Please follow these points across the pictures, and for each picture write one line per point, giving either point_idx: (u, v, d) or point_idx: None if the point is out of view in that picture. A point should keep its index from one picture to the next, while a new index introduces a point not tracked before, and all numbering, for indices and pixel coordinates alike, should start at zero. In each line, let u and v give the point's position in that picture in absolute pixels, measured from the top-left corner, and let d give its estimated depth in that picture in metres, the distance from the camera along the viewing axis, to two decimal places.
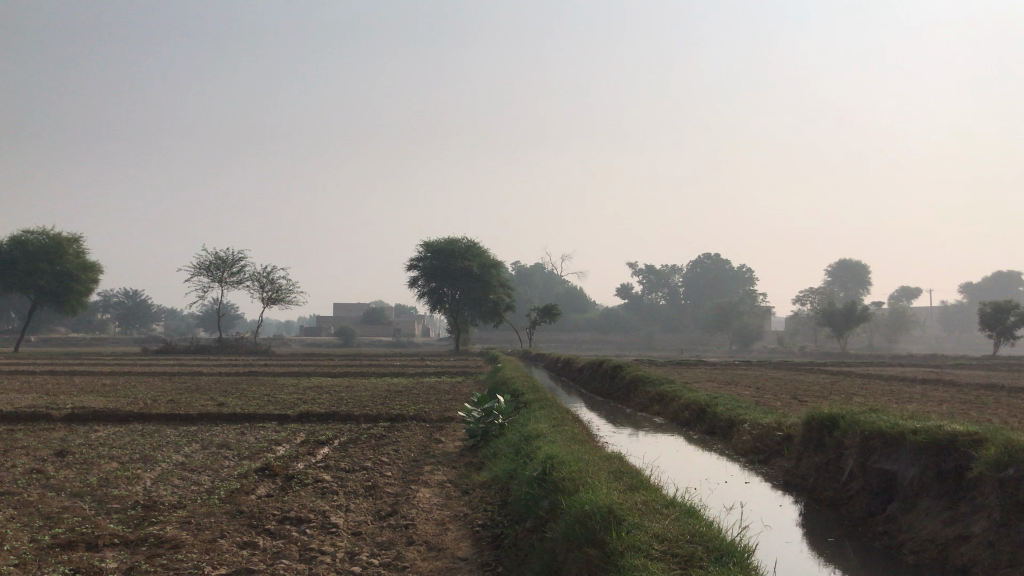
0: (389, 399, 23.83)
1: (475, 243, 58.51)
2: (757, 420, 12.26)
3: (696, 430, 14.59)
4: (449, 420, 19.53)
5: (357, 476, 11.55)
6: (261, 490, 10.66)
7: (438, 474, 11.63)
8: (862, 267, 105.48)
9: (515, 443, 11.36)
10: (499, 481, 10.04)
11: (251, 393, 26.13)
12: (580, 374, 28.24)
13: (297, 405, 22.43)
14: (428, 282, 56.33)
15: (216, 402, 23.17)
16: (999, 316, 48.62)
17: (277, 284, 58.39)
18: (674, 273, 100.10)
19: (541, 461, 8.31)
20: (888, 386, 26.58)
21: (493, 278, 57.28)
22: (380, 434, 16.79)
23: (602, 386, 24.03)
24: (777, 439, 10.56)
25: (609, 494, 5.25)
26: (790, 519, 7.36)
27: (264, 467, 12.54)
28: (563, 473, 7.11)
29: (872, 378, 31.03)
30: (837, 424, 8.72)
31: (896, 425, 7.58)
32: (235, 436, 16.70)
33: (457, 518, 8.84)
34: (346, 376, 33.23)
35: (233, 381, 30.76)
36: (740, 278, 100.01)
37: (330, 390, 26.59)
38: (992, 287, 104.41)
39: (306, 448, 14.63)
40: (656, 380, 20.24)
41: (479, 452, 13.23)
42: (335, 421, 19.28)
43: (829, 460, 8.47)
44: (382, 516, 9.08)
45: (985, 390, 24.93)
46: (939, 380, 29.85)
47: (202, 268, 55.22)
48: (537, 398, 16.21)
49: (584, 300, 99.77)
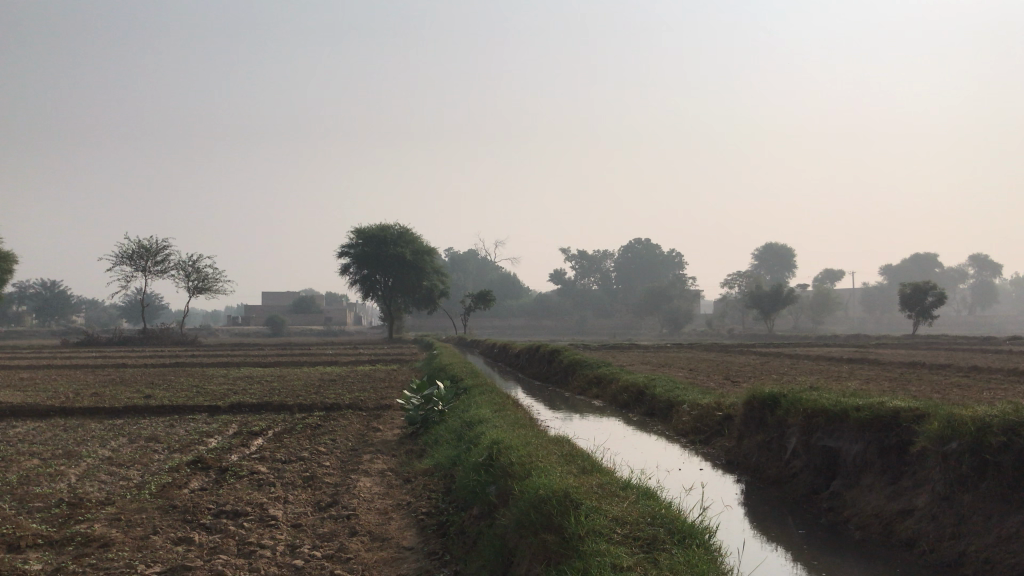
0: (323, 388, 23.40)
1: (407, 229, 57.86)
2: (695, 401, 12.33)
3: (635, 412, 14.63)
4: (385, 408, 19.24)
5: (295, 467, 11.25)
6: (194, 484, 10.29)
7: (378, 463, 11.40)
8: (787, 251, 107.91)
9: (457, 429, 11.21)
10: (442, 468, 9.87)
11: (179, 384, 25.34)
12: (516, 359, 28.16)
13: (229, 396, 21.83)
14: (360, 269, 55.54)
15: (142, 395, 22.41)
16: (918, 296, 50.21)
17: (204, 273, 56.94)
18: (606, 258, 100.91)
19: (487, 447, 8.17)
20: (817, 365, 27.20)
21: (426, 264, 56.78)
22: (317, 423, 16.45)
23: (539, 370, 23.97)
24: (717, 420, 10.62)
25: (562, 478, 5.15)
26: (737, 499, 7.38)
27: (197, 459, 12.15)
28: (511, 458, 6.99)
29: (801, 359, 31.71)
30: (778, 402, 8.79)
31: (838, 402, 7.66)
32: (164, 429, 16.13)
33: (400, 508, 8.65)
34: (278, 365, 32.53)
35: (160, 372, 29.81)
36: (670, 263, 101.40)
37: (261, 380, 25.97)
38: (910, 269, 107.92)
39: (239, 440, 14.24)
40: (593, 363, 20.26)
41: (419, 439, 13.04)
42: (268, 412, 18.82)
43: (771, 439, 8.53)
44: (322, 507, 8.83)
45: (908, 367, 25.70)
46: (864, 358, 30.66)
47: (125, 257, 53.47)
48: (477, 384, 16.05)
49: (518, 285, 99.90)
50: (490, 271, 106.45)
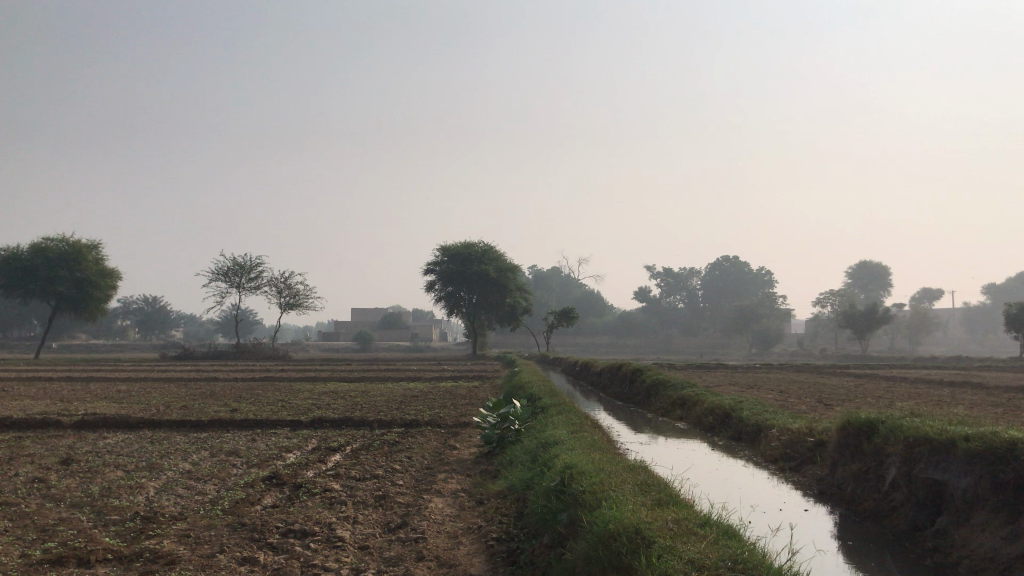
0: (403, 403, 23.35)
1: (491, 246, 57.95)
2: (785, 425, 11.68)
3: (721, 436, 14.02)
4: (464, 425, 19.05)
5: (367, 485, 11.07)
6: (266, 501, 10.19)
7: (452, 483, 11.11)
8: (881, 269, 104.18)
9: (532, 450, 10.85)
10: (514, 491, 9.51)
11: (266, 398, 25.68)
12: (598, 378, 27.68)
13: (310, 410, 21.98)
14: (445, 287, 55.87)
15: (229, 408, 22.73)
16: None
17: (295, 289, 58.18)
18: (693, 276, 99.20)
19: (560, 470, 7.80)
20: (915, 389, 25.83)
21: (511, 282, 56.71)
22: (394, 440, 16.33)
23: (621, 390, 23.41)
24: (808, 445, 9.99)
25: (634, 510, 4.72)
26: (830, 537, 6.78)
27: (272, 475, 12.08)
28: (582, 485, 6.60)
29: (897, 382, 30.22)
30: (877, 429, 8.13)
31: (944, 430, 6.99)
32: (245, 443, 16.24)
33: (470, 531, 8.32)
34: (362, 381, 32.71)
35: (248, 386, 30.39)
36: (759, 281, 99.03)
37: (344, 395, 26.06)
38: (1015, 288, 102.71)
39: (317, 455, 14.20)
40: (677, 383, 19.64)
41: (494, 459, 12.73)
42: (347, 427, 18.85)
43: (868, 469, 7.87)
44: (391, 528, 8.58)
45: (1015, 392, 24.14)
46: (965, 382, 29.06)
47: (220, 274, 55.06)
48: (555, 403, 15.67)
49: (602, 303, 99.07)
50: (574, 289, 105.90)
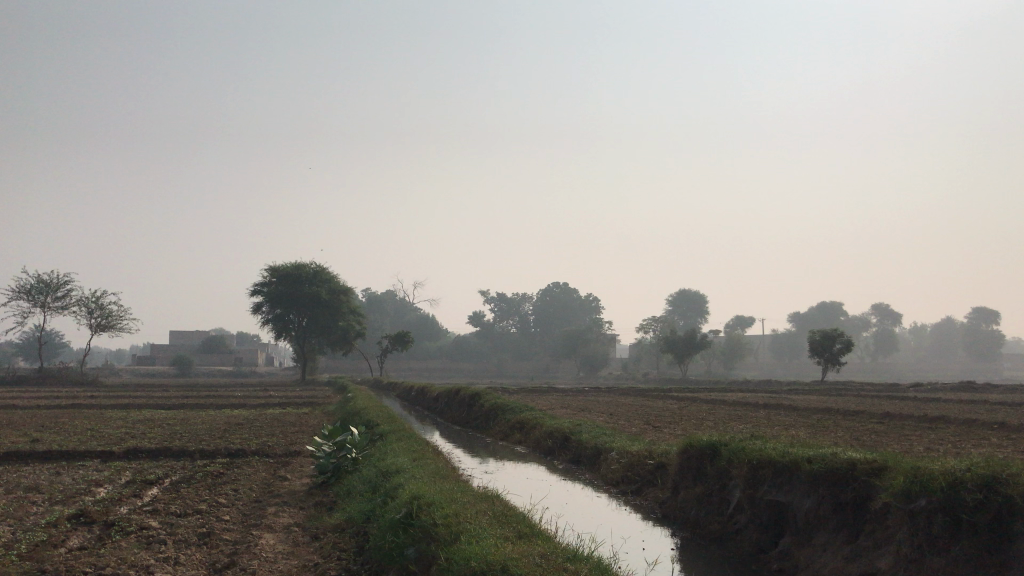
0: (229, 432, 22.04)
1: (323, 268, 56.35)
2: (624, 447, 11.78)
3: (559, 459, 14.02)
4: (296, 454, 18.18)
5: (190, 521, 10.17)
6: (72, 542, 9.13)
7: (284, 517, 10.41)
8: (699, 297, 110.01)
9: (372, 479, 10.36)
10: (355, 524, 9.01)
11: (74, 427, 23.57)
12: (434, 403, 27.32)
13: (125, 440, 20.31)
14: (273, 309, 53.72)
15: (30, 439, 20.62)
16: (826, 343, 51.20)
17: (108, 309, 54.31)
18: (525, 302, 100.78)
19: (406, 501, 7.40)
20: (734, 411, 27.14)
21: (342, 304, 55.44)
22: (220, 471, 15.29)
23: (458, 415, 23.17)
24: (649, 467, 10.06)
25: (496, 546, 4.42)
26: (678, 561, 6.76)
27: (78, 513, 10.89)
28: (433, 517, 6.25)
29: (718, 404, 31.67)
30: (719, 451, 8.26)
31: (786, 452, 7.16)
32: (48, 477, 14.71)
33: (306, 570, 7.76)
34: (181, 408, 30.66)
35: (53, 414, 27.84)
36: (587, 307, 102.04)
37: (161, 424, 24.30)
38: (816, 317, 111.15)
39: (131, 490, 12.99)
40: (516, 407, 19.59)
41: (330, 490, 12.13)
42: (167, 458, 17.53)
43: (711, 491, 7.97)
44: (218, 569, 7.84)
45: (823, 413, 25.79)
46: (779, 404, 30.81)
47: (22, 292, 50.54)
48: (394, 429, 15.23)
49: (436, 327, 98.79)
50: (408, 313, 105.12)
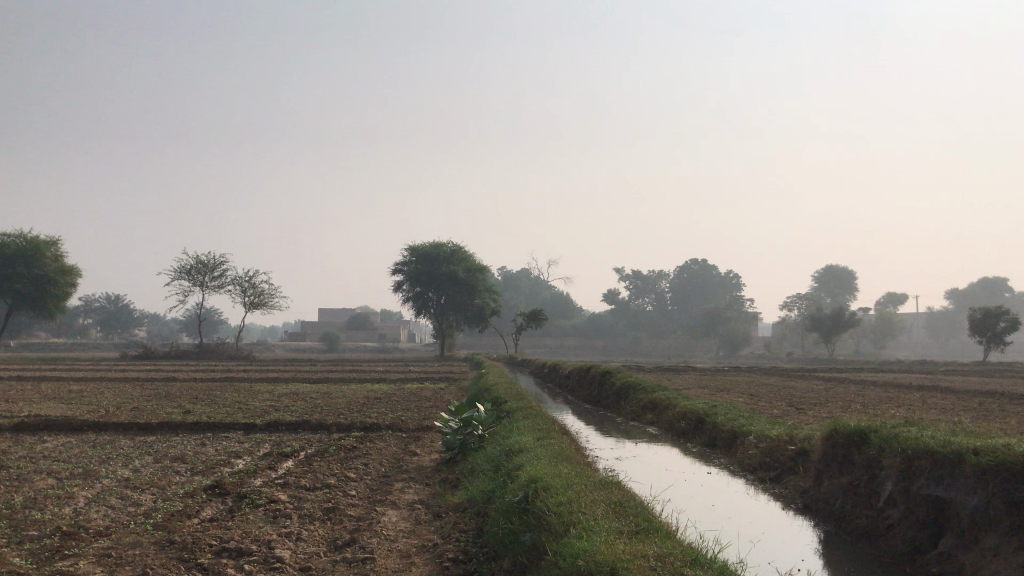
0: (366, 406, 22.46)
1: (460, 247, 56.98)
2: (763, 431, 11.01)
3: (694, 442, 13.38)
4: (428, 430, 18.27)
5: (317, 496, 10.21)
6: (204, 513, 9.28)
7: (408, 493, 10.30)
8: (847, 273, 104.81)
9: (495, 458, 10.13)
10: (475, 505, 8.78)
11: (224, 400, 24.60)
12: (566, 380, 27.06)
13: (268, 413, 20.98)
14: (413, 287, 54.85)
15: (183, 411, 21.63)
16: (988, 321, 47.44)
17: (259, 288, 56.88)
18: (662, 279, 98.88)
19: (523, 484, 7.05)
20: (885, 392, 25.47)
21: (479, 282, 56.00)
22: (352, 445, 15.49)
23: (590, 393, 22.78)
24: (789, 455, 9.31)
25: (608, 543, 3.97)
26: (817, 562, 6.10)
27: (215, 484, 11.16)
28: (549, 503, 5.86)
29: (866, 385, 29.94)
30: (868, 439, 7.48)
31: (947, 442, 6.35)
32: (194, 448, 15.27)
33: (424, 550, 7.55)
34: (324, 382, 31.64)
35: (208, 387, 29.22)
36: (726, 284, 99.17)
37: (303, 397, 25.04)
38: (977, 293, 103.75)
39: (267, 462, 13.29)
40: (648, 386, 18.99)
41: (455, 467, 11.99)
42: (304, 431, 17.99)
43: (858, 482, 7.23)
44: (337, 546, 7.75)
45: (986, 397, 23.72)
46: (935, 386, 28.69)
47: (183, 272, 53.62)
48: (521, 407, 14.97)
49: (571, 305, 98.52)
50: (543, 290, 105.33)
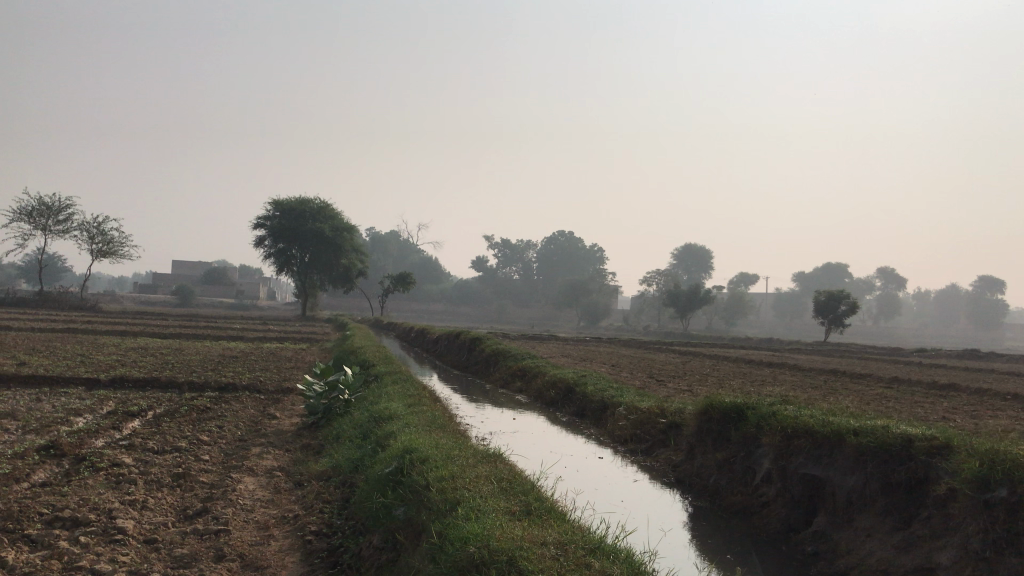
0: (222, 365, 21.37)
1: (327, 204, 55.34)
2: (633, 403, 11.01)
3: (564, 411, 13.30)
4: (289, 391, 17.53)
5: (166, 461, 9.41)
6: (36, 477, 8.39)
7: (268, 460, 9.68)
8: (705, 251, 108.90)
9: (363, 424, 9.64)
10: (341, 473, 8.30)
11: (65, 352, 22.92)
12: (434, 345, 26.75)
13: (114, 368, 19.63)
14: (276, 243, 52.71)
15: (17, 362, 19.94)
16: (831, 304, 50.16)
17: (110, 236, 53.51)
18: (529, 249, 99.72)
19: (398, 454, 6.64)
20: (739, 368, 26.53)
21: (346, 242, 54.62)
22: (206, 405, 14.59)
23: (458, 359, 22.53)
24: (660, 427, 9.31)
25: (505, 536, 3.67)
26: (686, 536, 6.04)
27: (49, 444, 10.15)
28: (428, 476, 5.51)
29: (720, 359, 31.10)
30: (745, 417, 7.48)
31: (826, 422, 6.38)
32: (27, 404, 13.99)
33: (284, 522, 7.03)
34: (177, 337, 30.02)
35: (48, 338, 27.22)
36: (591, 257, 101.16)
37: (153, 353, 23.57)
38: (820, 278, 110.12)
39: (110, 421, 12.28)
40: (518, 354, 18.89)
41: (319, 432, 11.42)
42: (153, 388, 16.90)
43: (733, 459, 7.23)
44: (188, 516, 7.12)
45: (831, 375, 25.03)
46: (782, 363, 30.07)
47: (23, 214, 49.65)
48: (389, 371, 14.51)
49: (439, 271, 98.06)
50: (411, 254, 104.33)
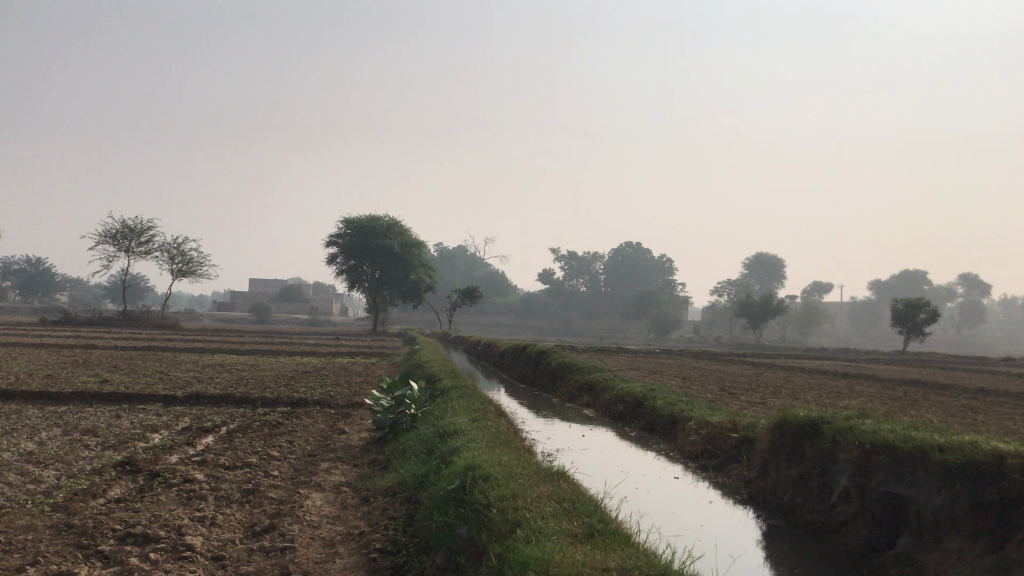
0: (294, 380, 21.68)
1: (396, 220, 56.04)
2: (703, 417, 10.72)
3: (632, 426, 13.04)
4: (358, 406, 17.66)
5: (236, 476, 9.52)
6: (112, 494, 8.57)
7: (335, 475, 9.72)
8: (778, 260, 106.78)
9: (429, 440, 9.60)
10: (406, 490, 8.26)
11: (145, 369, 23.56)
12: (500, 359, 26.71)
13: (190, 384, 20.07)
14: (347, 260, 53.57)
15: (99, 380, 20.55)
16: (911, 312, 48.52)
17: (188, 256, 55.08)
18: (597, 261, 99.24)
19: (461, 471, 6.55)
20: (815, 379, 25.79)
21: (415, 257, 55.14)
22: (277, 421, 14.78)
23: (525, 372, 22.43)
24: (732, 442, 9.03)
25: (564, 562, 3.54)
26: (758, 559, 5.80)
27: (126, 460, 10.38)
28: (490, 494, 5.40)
29: (794, 371, 30.33)
30: (821, 432, 7.18)
31: (909, 438, 6.07)
32: (107, 420, 14.37)
33: (350, 539, 7.00)
34: (251, 354, 30.62)
35: (129, 355, 28.04)
36: (660, 268, 100.13)
37: (228, 369, 24.06)
38: (899, 285, 106.86)
39: (185, 437, 12.53)
40: (585, 367, 18.67)
41: (386, 448, 11.43)
42: (227, 404, 17.20)
43: (810, 475, 6.94)
44: (255, 533, 7.16)
45: (911, 386, 24.14)
46: (860, 374, 29.15)
47: (107, 236, 51.46)
48: (456, 386, 14.47)
49: (507, 285, 98.29)
50: (479, 268, 104.85)
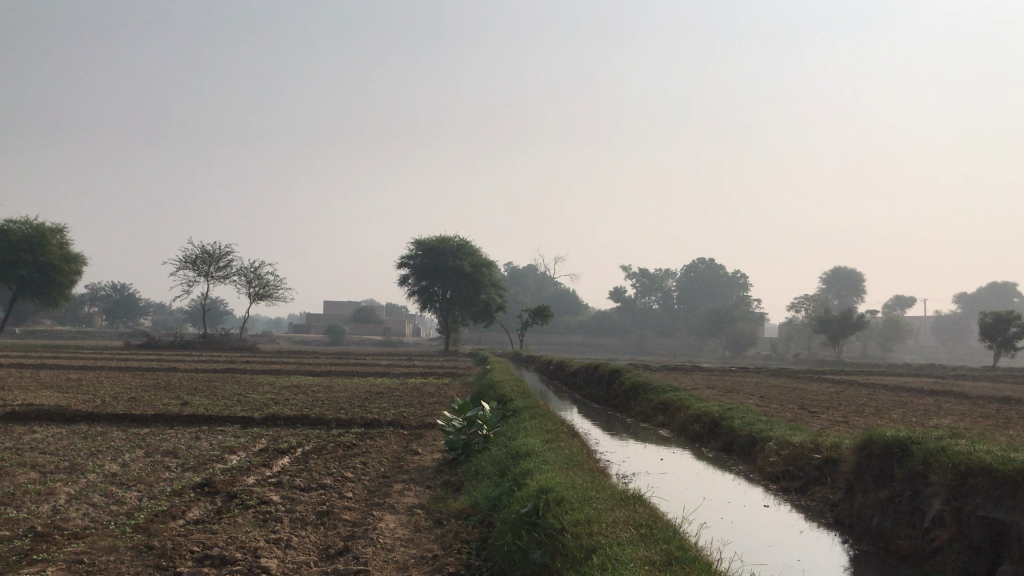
0: (367, 401, 21.85)
1: (467, 241, 56.42)
2: (783, 437, 10.38)
3: (709, 446, 12.72)
4: (430, 427, 17.69)
5: (311, 498, 9.58)
6: (191, 515, 8.71)
7: (408, 496, 9.70)
8: (856, 274, 103.86)
9: (501, 461, 9.50)
10: (479, 512, 8.18)
11: (224, 391, 24.07)
12: (572, 379, 26.48)
13: (267, 406, 20.42)
14: (418, 281, 54.26)
15: (179, 402, 21.04)
16: (1000, 326, 46.44)
17: (265, 279, 56.37)
18: (669, 278, 98.11)
19: (534, 492, 6.44)
20: (900, 397, 24.82)
21: (485, 278, 55.37)
22: (350, 442, 14.87)
23: (597, 392, 22.17)
24: (814, 464, 8.70)
25: None
26: None
27: (205, 482, 10.55)
28: (565, 517, 5.28)
29: (877, 388, 29.25)
30: (910, 453, 6.84)
31: (1007, 460, 5.73)
32: (187, 442, 14.67)
33: (423, 562, 6.95)
34: (325, 375, 30.99)
35: (209, 378, 28.71)
36: (734, 284, 98.43)
37: (303, 391, 24.40)
38: (986, 298, 102.77)
39: (262, 458, 12.72)
40: (658, 386, 18.36)
41: (458, 469, 11.37)
42: (303, 425, 17.42)
43: (899, 498, 6.62)
44: (329, 555, 7.15)
45: (1004, 404, 23.00)
46: (948, 391, 27.94)
47: (188, 262, 53.03)
48: (528, 406, 14.33)
49: (577, 303, 97.94)
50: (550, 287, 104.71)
